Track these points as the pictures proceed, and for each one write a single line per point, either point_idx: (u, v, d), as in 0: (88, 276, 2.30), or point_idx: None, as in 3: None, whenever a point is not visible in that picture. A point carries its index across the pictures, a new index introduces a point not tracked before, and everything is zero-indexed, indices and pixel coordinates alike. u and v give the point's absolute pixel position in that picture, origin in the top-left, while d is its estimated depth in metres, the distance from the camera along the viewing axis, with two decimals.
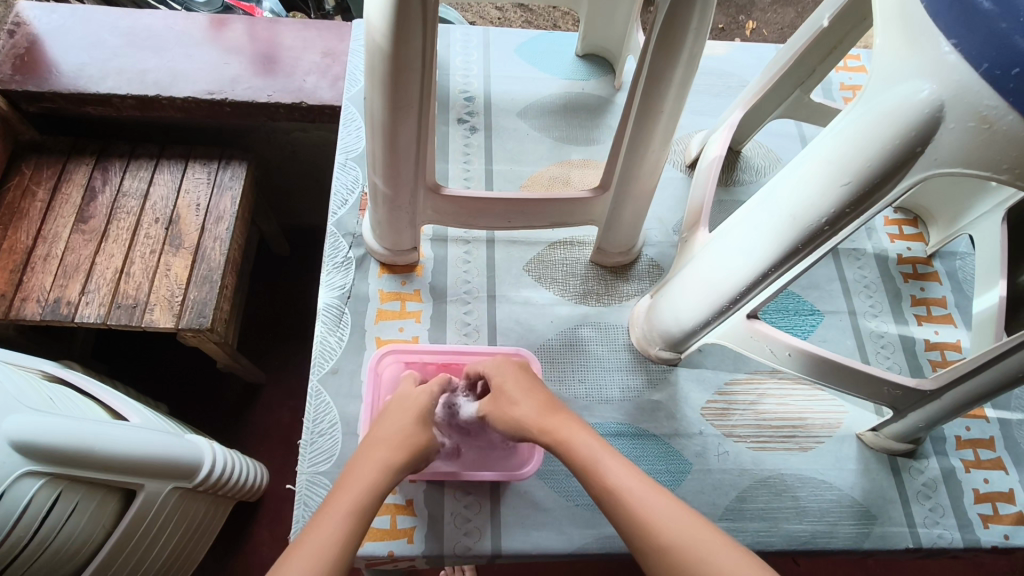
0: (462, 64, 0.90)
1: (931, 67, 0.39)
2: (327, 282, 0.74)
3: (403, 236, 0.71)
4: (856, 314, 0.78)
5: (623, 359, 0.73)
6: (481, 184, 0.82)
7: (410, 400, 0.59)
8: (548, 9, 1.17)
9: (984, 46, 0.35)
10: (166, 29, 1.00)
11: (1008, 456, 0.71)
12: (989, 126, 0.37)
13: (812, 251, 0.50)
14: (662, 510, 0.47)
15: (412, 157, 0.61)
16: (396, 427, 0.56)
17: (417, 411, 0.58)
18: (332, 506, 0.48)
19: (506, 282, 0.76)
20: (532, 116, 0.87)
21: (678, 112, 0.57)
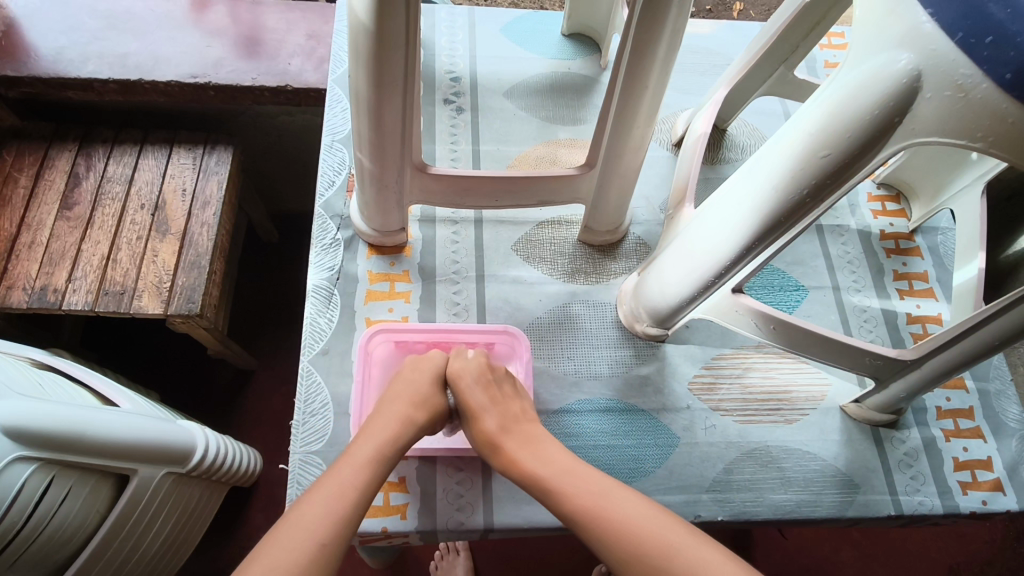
0: (448, 45, 0.90)
1: (908, 36, 0.39)
2: (316, 264, 0.74)
3: (391, 217, 0.72)
4: (840, 289, 0.79)
5: (611, 336, 0.74)
6: (469, 164, 0.82)
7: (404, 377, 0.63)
8: None
9: (958, 14, 0.36)
10: (146, 11, 0.98)
11: (986, 425, 0.73)
12: (965, 94, 0.38)
13: (795, 222, 0.51)
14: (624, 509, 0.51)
15: (398, 137, 0.61)
16: (410, 403, 0.60)
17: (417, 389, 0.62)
18: (352, 459, 0.54)
19: (494, 262, 0.76)
20: (519, 97, 0.87)
21: (663, 88, 0.57)
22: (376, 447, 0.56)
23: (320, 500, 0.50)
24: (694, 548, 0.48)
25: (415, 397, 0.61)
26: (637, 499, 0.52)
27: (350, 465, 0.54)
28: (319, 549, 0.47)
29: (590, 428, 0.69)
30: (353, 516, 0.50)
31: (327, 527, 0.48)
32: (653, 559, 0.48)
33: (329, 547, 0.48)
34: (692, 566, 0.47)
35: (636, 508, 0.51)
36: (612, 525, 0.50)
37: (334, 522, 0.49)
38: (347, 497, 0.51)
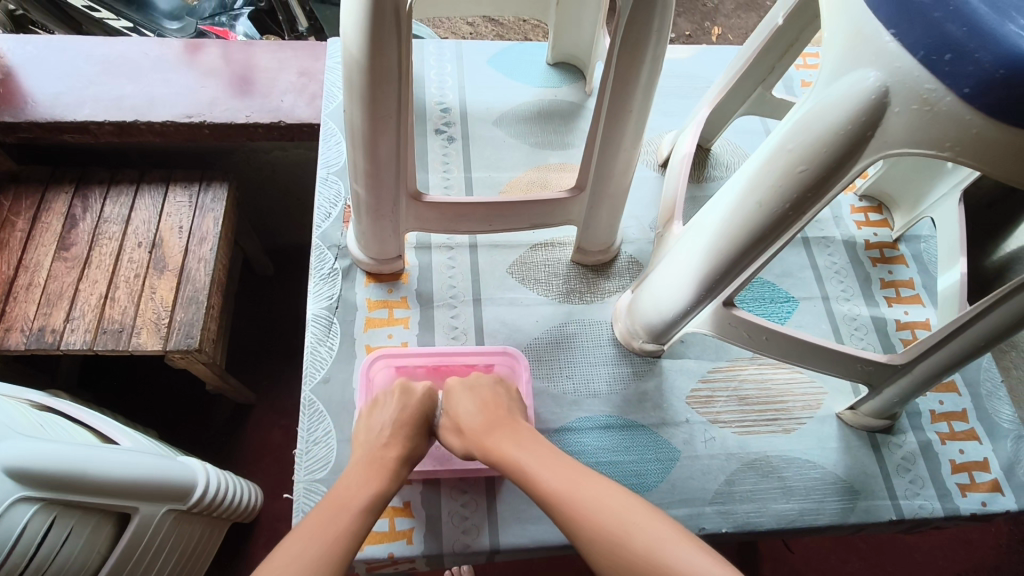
0: (437, 77, 0.92)
1: (875, 56, 0.42)
2: (315, 293, 0.75)
3: (387, 245, 0.73)
4: (829, 299, 0.80)
5: (608, 353, 0.75)
6: (461, 191, 0.84)
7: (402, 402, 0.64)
8: (519, 22, 1.22)
9: (921, 34, 0.39)
10: (141, 55, 1.01)
11: (980, 427, 0.74)
12: (930, 107, 0.40)
13: (777, 234, 0.53)
14: (587, 490, 0.52)
15: (393, 168, 0.63)
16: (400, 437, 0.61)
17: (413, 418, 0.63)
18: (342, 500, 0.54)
19: (490, 286, 0.78)
20: (507, 124, 0.89)
21: (647, 110, 0.60)
22: (373, 484, 0.56)
23: (306, 535, 0.50)
24: (648, 524, 0.49)
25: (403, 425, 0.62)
26: (602, 481, 0.53)
27: (341, 506, 0.53)
28: None
29: (591, 446, 0.69)
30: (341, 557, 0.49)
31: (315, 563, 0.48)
32: (613, 539, 0.49)
33: None
34: (646, 544, 0.48)
35: (603, 491, 0.52)
36: (579, 511, 0.51)
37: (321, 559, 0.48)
38: (337, 539, 0.50)
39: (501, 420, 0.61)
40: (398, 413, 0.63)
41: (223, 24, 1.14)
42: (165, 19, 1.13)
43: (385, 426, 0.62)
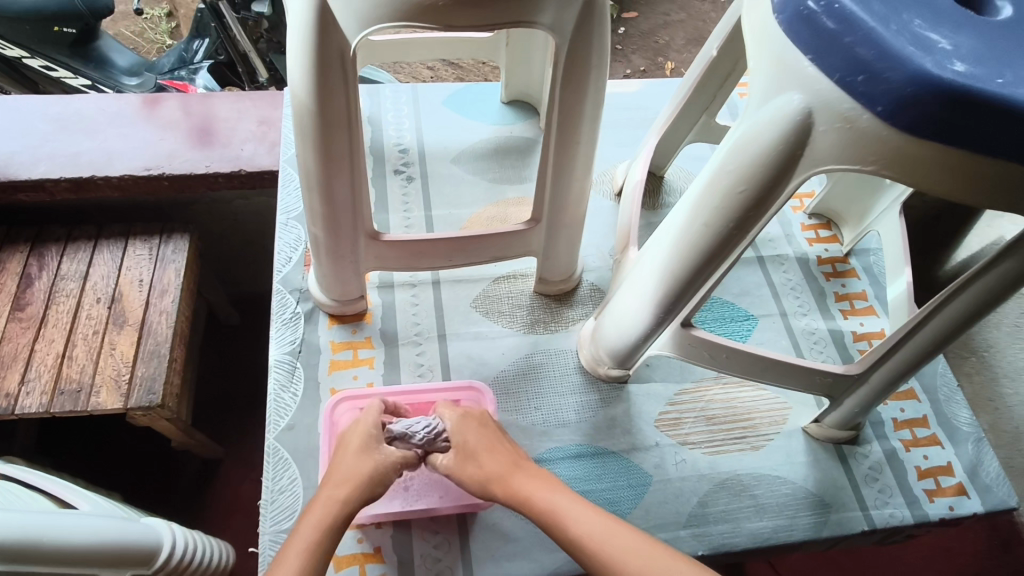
0: (394, 120, 0.94)
1: (798, 81, 0.44)
2: (277, 339, 0.75)
3: (349, 286, 0.73)
4: (787, 315, 0.82)
5: (575, 382, 0.75)
6: (422, 229, 0.84)
7: (358, 434, 0.61)
8: (477, 64, 1.26)
9: (835, 58, 0.41)
10: (98, 112, 1.01)
11: (942, 432, 0.76)
12: (850, 125, 0.43)
13: (724, 254, 0.54)
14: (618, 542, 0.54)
15: (350, 210, 0.64)
16: (353, 472, 0.58)
17: (368, 449, 0.60)
18: (290, 547, 0.53)
19: (454, 321, 0.78)
20: (465, 162, 0.91)
21: (594, 141, 0.62)
22: (319, 523, 0.55)
23: None
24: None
25: (358, 458, 0.59)
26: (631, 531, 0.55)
27: (288, 555, 0.53)
28: None
29: (563, 476, 0.69)
30: None
31: None
32: None
33: None
34: None
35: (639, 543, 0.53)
36: (614, 562, 0.53)
37: None
38: None
39: (515, 459, 0.62)
40: (358, 446, 0.60)
41: (182, 77, 1.15)
42: (124, 75, 1.13)
43: (343, 461, 0.59)
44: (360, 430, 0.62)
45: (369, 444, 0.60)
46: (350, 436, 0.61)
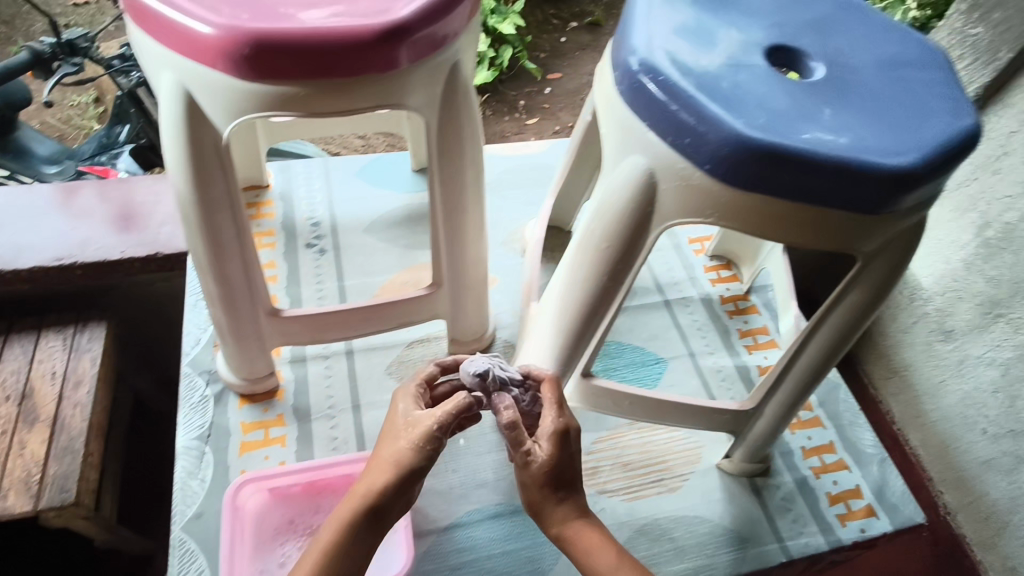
0: (307, 194, 0.95)
1: (640, 146, 0.48)
2: (185, 424, 0.73)
3: (257, 364, 0.73)
4: (695, 355, 0.85)
5: (491, 440, 0.76)
6: (335, 300, 0.84)
7: (398, 417, 0.50)
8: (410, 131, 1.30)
9: (666, 124, 0.46)
10: (8, 204, 1.00)
11: (848, 456, 0.79)
12: (687, 183, 0.46)
13: (604, 307, 0.57)
14: None
15: (247, 289, 0.64)
16: (384, 463, 0.48)
17: (401, 440, 0.48)
18: (316, 545, 0.49)
19: (369, 390, 0.78)
20: (378, 230, 0.92)
21: (481, 209, 0.64)
22: (341, 530, 0.48)
23: None
24: None
25: (394, 440, 0.49)
26: None
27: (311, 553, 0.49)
28: None
29: (483, 538, 0.69)
30: None
31: None
32: None
33: None
34: None
35: None
36: None
37: None
38: None
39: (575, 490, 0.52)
40: (401, 431, 0.49)
41: (103, 163, 1.11)
42: (44, 164, 1.10)
43: (380, 449, 0.49)
44: (398, 420, 0.50)
45: (398, 430, 0.49)
46: (393, 419, 0.51)
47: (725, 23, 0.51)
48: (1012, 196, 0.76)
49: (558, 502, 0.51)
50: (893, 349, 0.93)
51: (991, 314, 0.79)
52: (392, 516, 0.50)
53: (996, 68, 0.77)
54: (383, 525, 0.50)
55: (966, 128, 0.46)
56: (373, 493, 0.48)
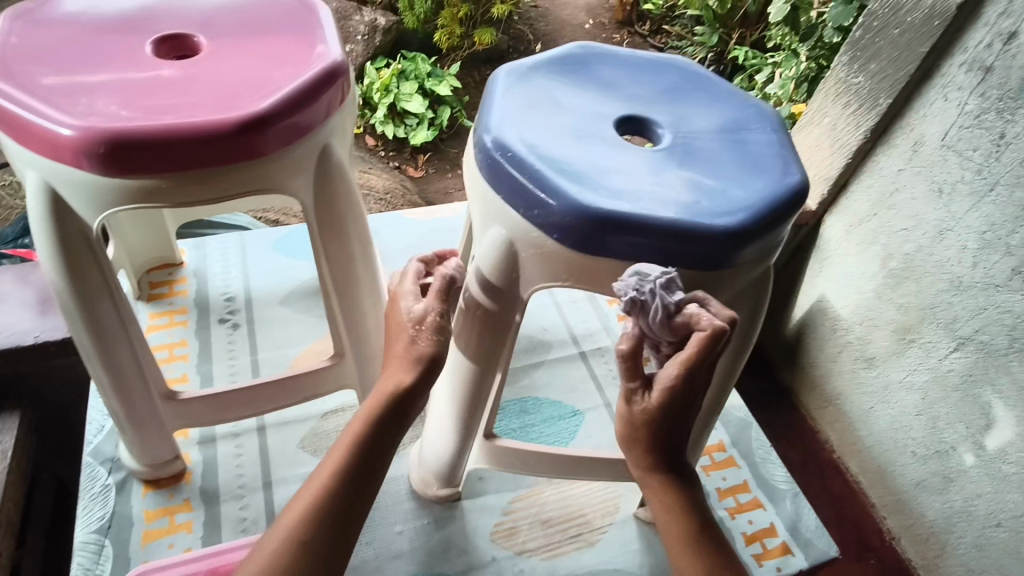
0: (221, 269, 0.95)
1: (498, 217, 0.51)
2: (84, 517, 0.70)
3: (161, 449, 0.71)
4: (611, 405, 0.87)
5: (407, 508, 0.75)
6: (248, 375, 0.83)
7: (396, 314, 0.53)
8: None
9: (516, 195, 0.48)
10: None
11: (762, 494, 0.81)
12: (541, 250, 0.49)
13: (493, 366, 0.58)
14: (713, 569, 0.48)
15: (138, 374, 0.63)
16: (397, 353, 0.53)
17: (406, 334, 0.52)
18: (335, 449, 0.51)
19: (281, 465, 0.77)
20: (294, 301, 0.92)
21: (375, 280, 0.66)
22: (358, 427, 0.51)
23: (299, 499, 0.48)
24: None
25: (399, 336, 0.53)
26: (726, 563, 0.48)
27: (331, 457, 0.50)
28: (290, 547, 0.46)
29: None
30: (327, 518, 0.47)
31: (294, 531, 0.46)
32: None
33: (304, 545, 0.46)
34: None
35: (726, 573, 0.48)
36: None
37: (305, 523, 0.47)
38: (321, 498, 0.48)
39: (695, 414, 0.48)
40: (407, 322, 0.53)
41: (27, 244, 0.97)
42: None
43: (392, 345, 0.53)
44: (399, 318, 0.53)
45: (402, 323, 0.53)
46: (396, 320, 0.54)
47: (577, 98, 0.55)
48: (907, 229, 0.81)
49: (648, 447, 0.50)
50: (825, 378, 0.98)
51: (904, 339, 0.83)
52: (408, 411, 0.53)
53: (879, 113, 0.82)
54: (403, 422, 0.53)
55: (795, 185, 0.50)
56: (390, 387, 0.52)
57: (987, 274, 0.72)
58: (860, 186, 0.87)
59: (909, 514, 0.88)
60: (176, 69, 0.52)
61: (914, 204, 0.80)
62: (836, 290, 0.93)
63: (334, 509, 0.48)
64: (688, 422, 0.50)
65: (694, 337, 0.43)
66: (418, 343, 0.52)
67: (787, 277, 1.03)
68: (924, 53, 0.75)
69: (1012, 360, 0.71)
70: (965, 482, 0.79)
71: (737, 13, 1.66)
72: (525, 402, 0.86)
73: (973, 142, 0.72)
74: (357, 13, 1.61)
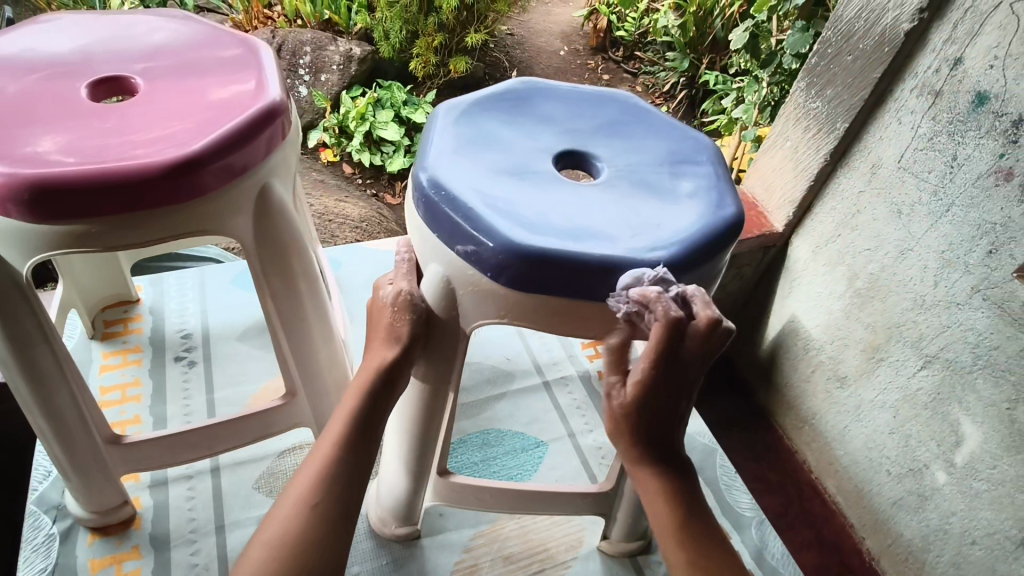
0: (178, 307, 0.94)
1: (436, 255, 0.50)
2: (25, 570, 0.67)
3: (108, 495, 0.68)
4: (575, 435, 0.86)
5: (365, 548, 0.73)
6: (203, 414, 0.81)
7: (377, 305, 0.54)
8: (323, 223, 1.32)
9: (451, 232, 0.48)
10: None
11: (728, 522, 0.80)
12: (478, 287, 0.49)
13: (441, 402, 0.58)
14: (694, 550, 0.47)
15: (79, 418, 0.62)
16: (377, 332, 0.53)
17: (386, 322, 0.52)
18: (329, 428, 0.51)
19: (235, 507, 0.74)
20: (253, 336, 0.91)
21: (324, 318, 0.66)
22: (351, 405, 0.51)
23: (297, 477, 0.49)
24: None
25: (378, 328, 0.53)
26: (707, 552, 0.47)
27: (329, 434, 0.51)
28: (297, 520, 0.46)
29: None
30: (330, 492, 0.48)
31: (295, 509, 0.46)
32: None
33: (314, 518, 0.46)
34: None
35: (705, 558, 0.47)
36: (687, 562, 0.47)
37: (309, 498, 0.47)
38: (322, 471, 0.48)
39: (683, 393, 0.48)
40: (384, 305, 0.53)
41: None
42: None
43: (375, 328, 0.54)
44: (377, 306, 0.54)
45: (382, 309, 0.53)
46: (377, 313, 0.54)
47: (516, 135, 0.56)
48: (871, 248, 0.81)
49: (633, 440, 0.50)
50: (800, 398, 0.98)
51: (874, 358, 0.83)
52: (397, 393, 0.53)
53: (836, 138, 0.81)
54: (394, 400, 0.53)
55: (730, 216, 0.50)
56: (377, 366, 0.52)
57: (948, 292, 0.73)
58: (824, 208, 0.87)
59: (887, 533, 0.86)
60: (109, 112, 0.51)
61: (876, 225, 0.80)
62: (805, 310, 0.93)
63: (334, 485, 0.48)
64: (674, 415, 0.50)
65: (653, 330, 0.44)
66: (399, 326, 0.51)
67: (759, 298, 1.04)
68: (877, 79, 0.74)
69: (977, 377, 0.71)
70: (939, 500, 0.78)
71: (707, 38, 1.70)
72: (488, 435, 0.85)
73: (928, 164, 0.73)
74: (332, 44, 1.62)
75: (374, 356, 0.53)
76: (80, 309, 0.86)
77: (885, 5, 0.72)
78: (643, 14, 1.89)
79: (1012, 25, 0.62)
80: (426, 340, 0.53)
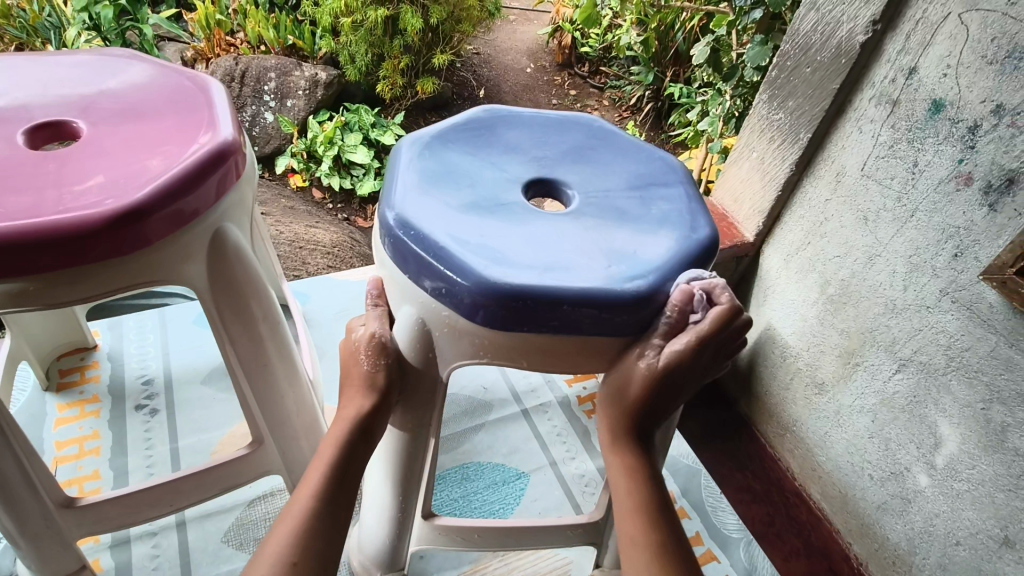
0: (137, 351, 0.90)
1: (408, 297, 0.49)
2: None
3: (64, 559, 0.64)
4: (556, 464, 0.84)
5: None
6: (166, 466, 0.78)
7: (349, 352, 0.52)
8: (294, 250, 1.28)
9: (420, 272, 0.46)
10: None
11: (715, 545, 0.78)
12: (454, 328, 0.47)
13: (422, 446, 0.56)
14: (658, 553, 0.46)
15: (26, 483, 0.58)
16: (353, 378, 0.51)
17: (360, 368, 0.50)
18: (306, 480, 0.48)
19: (202, 563, 0.71)
20: (219, 379, 0.88)
21: (292, 361, 0.63)
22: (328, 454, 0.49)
23: (274, 533, 0.46)
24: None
25: (353, 372, 0.51)
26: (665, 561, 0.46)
27: (306, 484, 0.48)
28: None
29: None
30: (311, 548, 0.45)
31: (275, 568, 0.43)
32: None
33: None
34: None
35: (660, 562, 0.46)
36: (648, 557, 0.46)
37: (290, 555, 0.44)
38: (300, 526, 0.45)
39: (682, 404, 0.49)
40: (357, 349, 0.51)
41: None
42: None
43: (349, 373, 0.52)
44: (348, 353, 0.52)
45: (354, 355, 0.51)
46: (351, 359, 0.52)
47: (481, 166, 0.54)
48: (840, 255, 0.81)
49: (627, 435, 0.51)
50: (781, 406, 0.97)
51: (850, 363, 0.83)
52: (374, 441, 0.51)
53: (801, 148, 0.82)
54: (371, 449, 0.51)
55: (704, 238, 0.50)
56: (353, 414, 0.50)
57: (918, 296, 0.73)
58: (794, 217, 0.87)
59: (875, 539, 0.86)
60: (47, 160, 0.48)
61: (844, 232, 0.80)
62: (780, 319, 0.93)
63: (314, 540, 0.45)
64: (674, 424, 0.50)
65: (699, 327, 0.46)
66: (377, 374, 0.50)
67: None
68: (835, 90, 0.75)
69: (951, 379, 0.71)
70: (922, 502, 0.78)
71: (669, 52, 1.70)
72: (466, 469, 0.83)
73: (890, 171, 0.73)
74: (297, 69, 1.60)
75: (350, 402, 0.51)
76: (32, 361, 0.82)
77: (840, 18, 0.72)
78: (607, 31, 1.90)
79: (962, 34, 0.63)
80: (401, 387, 0.51)
